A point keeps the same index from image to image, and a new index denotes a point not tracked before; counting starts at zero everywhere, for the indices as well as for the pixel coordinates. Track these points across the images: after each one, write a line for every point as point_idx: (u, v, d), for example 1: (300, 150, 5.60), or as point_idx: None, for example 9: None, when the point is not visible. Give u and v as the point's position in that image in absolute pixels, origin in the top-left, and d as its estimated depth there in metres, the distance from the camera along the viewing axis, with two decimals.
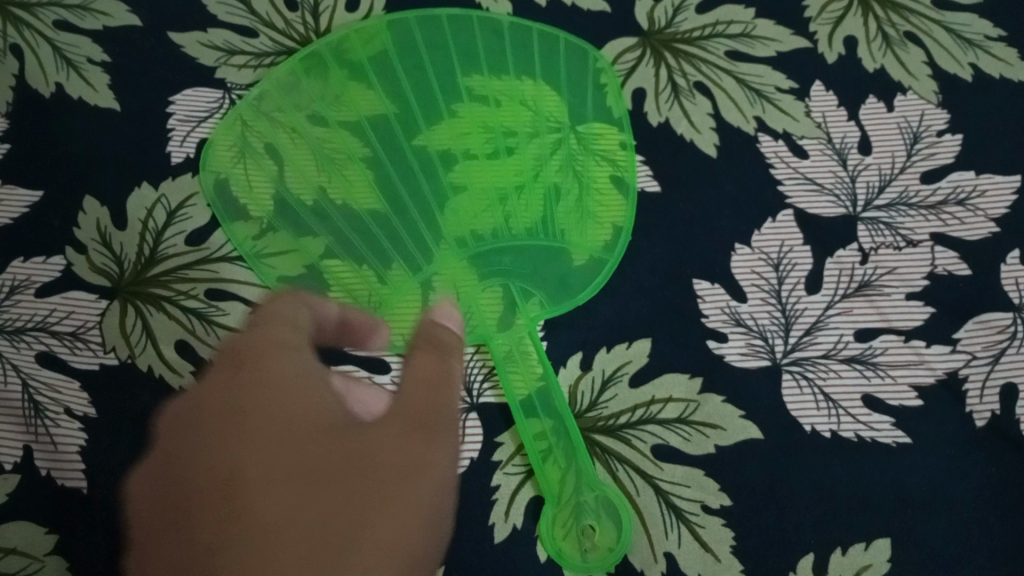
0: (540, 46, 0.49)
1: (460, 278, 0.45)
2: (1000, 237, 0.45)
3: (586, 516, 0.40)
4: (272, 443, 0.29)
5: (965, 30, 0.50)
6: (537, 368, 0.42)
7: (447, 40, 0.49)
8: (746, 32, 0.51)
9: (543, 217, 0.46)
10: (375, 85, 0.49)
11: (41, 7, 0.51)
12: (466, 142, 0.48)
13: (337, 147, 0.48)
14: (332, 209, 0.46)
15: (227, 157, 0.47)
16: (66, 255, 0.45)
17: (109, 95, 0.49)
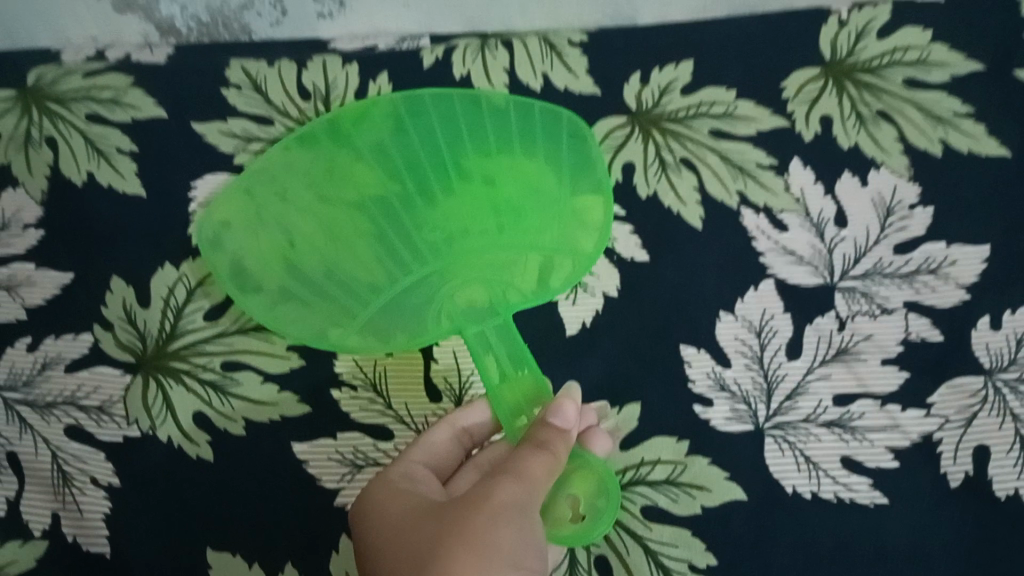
0: (514, 111, 0.51)
1: (437, 287, 0.48)
2: (970, 305, 0.48)
3: (568, 485, 0.41)
4: (411, 520, 0.38)
5: (935, 108, 0.54)
6: (525, 374, 0.44)
7: (423, 110, 0.52)
8: (728, 112, 0.55)
9: (525, 240, 0.48)
10: (356, 149, 0.51)
11: (74, 102, 0.56)
12: (452, 207, 0.50)
13: (321, 202, 0.50)
14: (326, 269, 0.49)
15: (234, 226, 0.50)
16: (94, 332, 0.48)
17: (135, 182, 0.53)
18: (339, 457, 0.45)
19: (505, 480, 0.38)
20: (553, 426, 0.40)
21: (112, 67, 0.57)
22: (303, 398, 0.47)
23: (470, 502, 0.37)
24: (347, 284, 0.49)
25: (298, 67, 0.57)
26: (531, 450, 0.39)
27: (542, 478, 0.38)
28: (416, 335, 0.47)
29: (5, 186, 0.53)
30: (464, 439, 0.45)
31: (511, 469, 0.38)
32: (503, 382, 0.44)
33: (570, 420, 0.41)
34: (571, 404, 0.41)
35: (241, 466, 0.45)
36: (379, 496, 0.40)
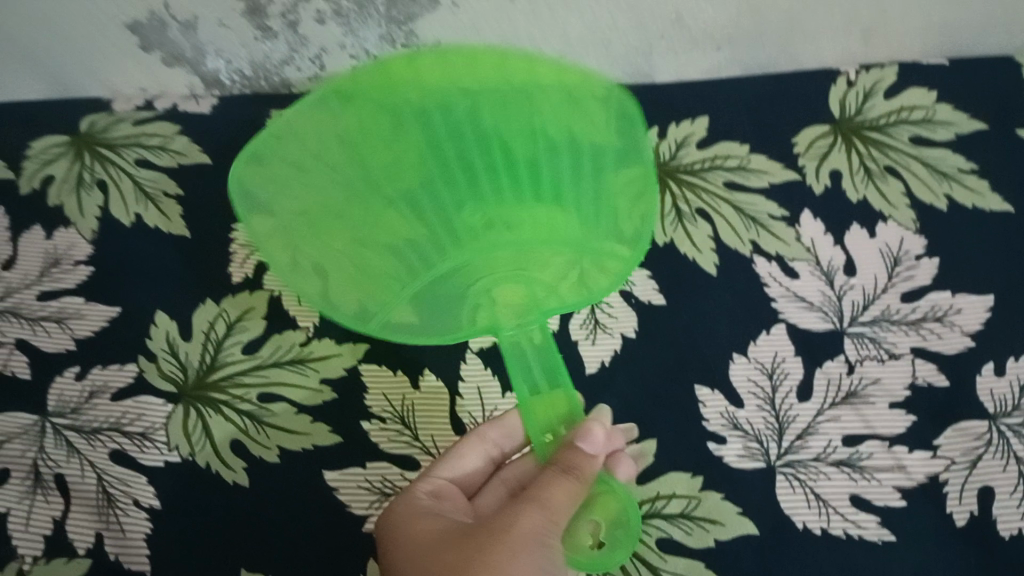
0: (571, 85, 0.46)
1: (469, 272, 0.50)
2: (974, 352, 0.50)
3: (591, 511, 0.43)
4: (436, 542, 0.40)
5: (941, 164, 0.56)
6: (558, 397, 0.46)
7: (475, 69, 0.47)
8: (742, 165, 0.58)
9: (561, 236, 0.50)
10: (400, 121, 0.49)
11: (125, 148, 0.59)
12: (496, 191, 0.51)
13: (362, 177, 0.50)
14: (363, 247, 0.50)
15: (255, 174, 0.47)
16: (139, 363, 0.51)
17: (180, 223, 0.56)
18: (368, 485, 0.47)
19: (530, 507, 0.40)
20: (580, 451, 0.42)
21: (161, 115, 0.61)
22: (334, 429, 0.49)
23: (495, 532, 0.39)
24: (383, 265, 0.50)
25: None
26: (555, 475, 0.41)
27: (564, 505, 0.40)
28: (447, 319, 0.50)
29: (58, 225, 0.57)
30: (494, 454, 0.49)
31: (536, 496, 0.40)
32: (536, 396, 0.46)
33: (598, 445, 0.42)
34: (600, 430, 0.42)
35: (275, 492, 0.47)
36: (402, 511, 0.43)
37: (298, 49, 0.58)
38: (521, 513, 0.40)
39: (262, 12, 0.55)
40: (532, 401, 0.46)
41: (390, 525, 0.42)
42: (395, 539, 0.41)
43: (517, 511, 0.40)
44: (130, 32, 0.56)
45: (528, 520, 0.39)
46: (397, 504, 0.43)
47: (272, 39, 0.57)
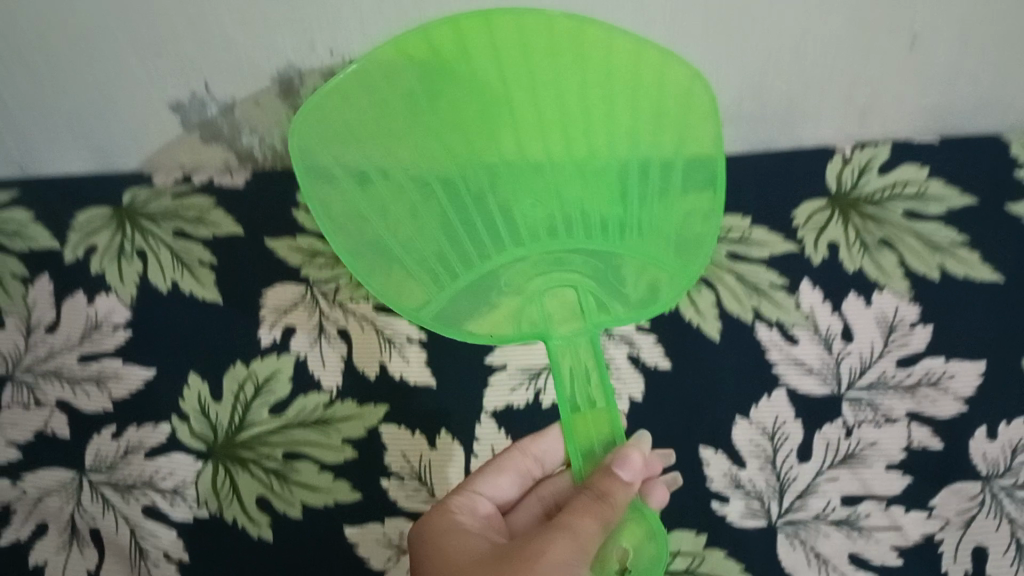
0: (647, 59, 0.47)
1: (520, 270, 0.52)
2: (967, 416, 0.52)
3: (621, 538, 0.44)
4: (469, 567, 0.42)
5: (934, 237, 0.59)
6: (601, 410, 0.48)
7: (557, 46, 0.47)
8: (743, 236, 0.60)
9: (622, 227, 0.52)
10: (473, 91, 0.49)
11: (163, 219, 0.63)
12: (562, 178, 0.52)
13: (431, 146, 0.50)
14: (417, 211, 0.51)
15: (336, 123, 0.48)
16: (172, 422, 0.55)
17: (214, 290, 0.60)
18: (386, 541, 0.51)
19: (559, 534, 0.41)
20: (618, 479, 0.43)
21: (198, 190, 0.65)
22: (354, 486, 0.52)
23: (524, 558, 0.40)
24: (451, 239, 0.52)
25: None
26: (590, 500, 0.42)
27: (595, 529, 0.41)
28: (498, 319, 0.52)
29: (100, 291, 0.61)
30: (534, 469, 0.51)
31: (567, 523, 0.41)
32: (577, 413, 0.48)
33: (634, 470, 0.44)
34: (637, 456, 0.44)
35: (297, 547, 0.51)
36: (441, 535, 0.45)
37: None
38: (551, 540, 0.40)
39: (295, 92, 0.60)
40: (574, 420, 0.48)
41: (428, 547, 0.44)
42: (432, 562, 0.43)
43: (547, 538, 0.41)
44: (172, 111, 0.61)
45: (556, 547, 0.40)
46: (436, 525, 0.45)
47: None
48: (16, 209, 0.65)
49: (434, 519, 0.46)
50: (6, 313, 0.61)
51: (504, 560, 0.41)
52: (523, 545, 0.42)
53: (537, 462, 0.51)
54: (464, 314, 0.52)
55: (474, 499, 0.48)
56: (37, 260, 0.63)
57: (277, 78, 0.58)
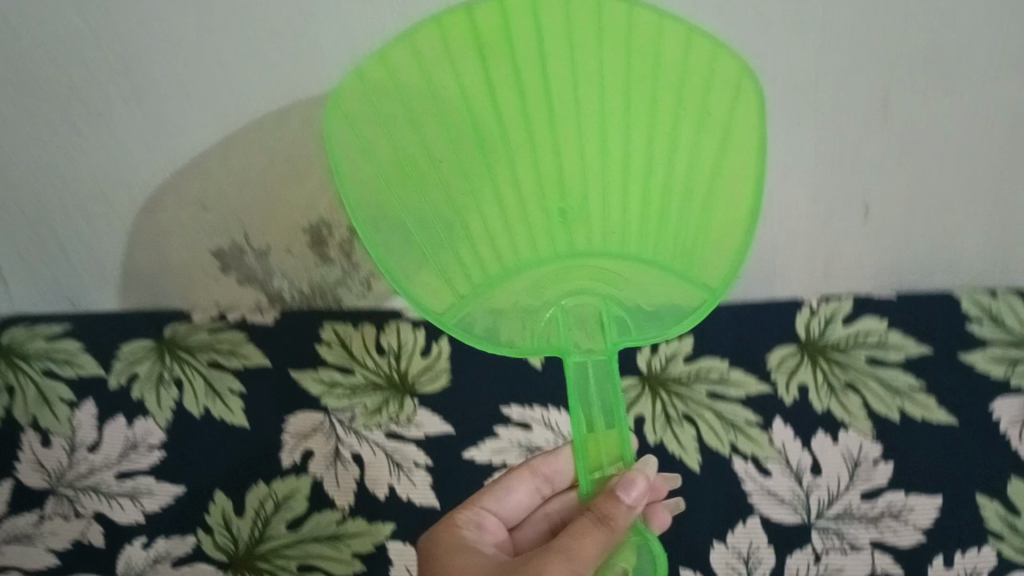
0: (692, 57, 0.46)
1: (546, 278, 0.51)
2: (924, 545, 0.58)
3: (620, 558, 0.47)
4: None
5: (895, 381, 0.65)
6: (611, 421, 0.49)
7: (606, 35, 0.46)
8: (722, 376, 0.67)
9: (656, 230, 0.51)
10: (516, 83, 0.47)
11: (200, 350, 0.70)
12: (597, 167, 0.50)
13: (467, 122, 0.48)
14: (445, 196, 0.50)
15: (367, 104, 0.47)
16: (197, 534, 0.61)
17: (242, 416, 0.67)
18: None
19: (557, 557, 0.46)
20: (620, 502, 0.46)
21: (232, 325, 0.72)
22: None
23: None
24: (486, 226, 0.51)
25: (377, 330, 0.70)
26: (590, 524, 0.46)
27: (591, 554, 0.45)
28: (523, 322, 0.52)
29: (138, 415, 0.67)
30: (543, 486, 0.58)
31: (565, 547, 0.46)
32: (590, 432, 0.49)
33: (637, 495, 0.47)
34: (640, 481, 0.47)
35: None
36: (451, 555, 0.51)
37: (350, 272, 0.71)
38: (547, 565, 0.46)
39: (324, 242, 0.69)
40: (588, 438, 0.49)
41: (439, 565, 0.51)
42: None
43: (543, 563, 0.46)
44: (215, 258, 0.71)
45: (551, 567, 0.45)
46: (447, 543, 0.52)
47: (329, 264, 0.70)
48: (70, 339, 0.72)
49: (446, 539, 0.53)
50: (52, 435, 0.67)
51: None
52: (521, 566, 0.48)
53: (548, 481, 0.58)
54: (490, 314, 0.52)
55: (485, 515, 0.55)
56: (82, 386, 0.69)
57: (310, 230, 0.68)
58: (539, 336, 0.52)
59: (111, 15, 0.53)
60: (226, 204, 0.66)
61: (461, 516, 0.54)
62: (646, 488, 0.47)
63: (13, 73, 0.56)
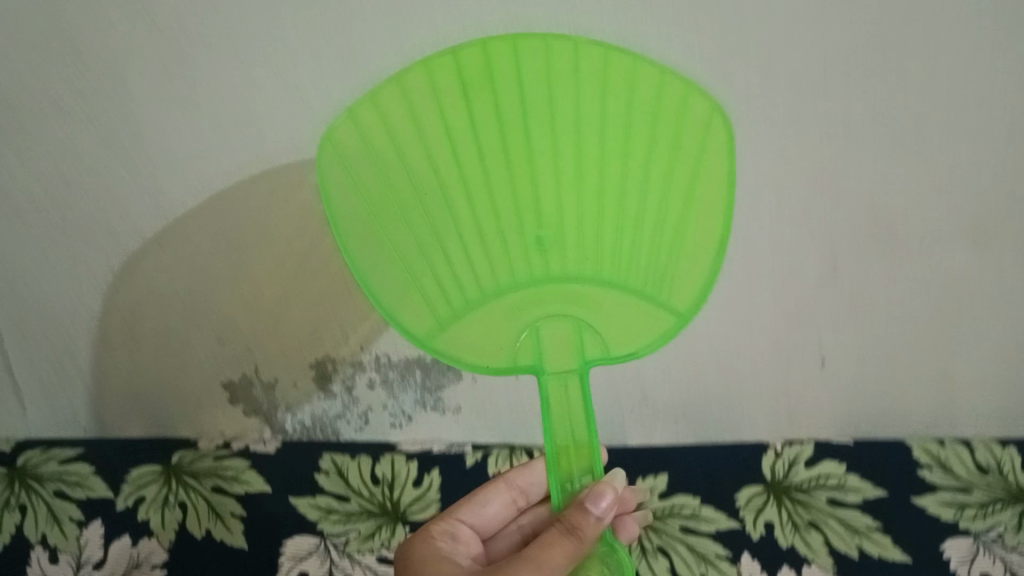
0: (666, 94, 0.45)
1: (520, 305, 0.49)
2: None
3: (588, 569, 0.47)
4: None
5: (853, 522, 0.70)
6: (583, 439, 0.47)
7: (582, 75, 0.46)
8: (694, 512, 0.72)
9: (623, 258, 0.49)
10: (491, 108, 0.46)
11: (205, 476, 0.75)
12: (571, 190, 0.48)
13: (444, 140, 0.47)
14: (420, 220, 0.49)
15: (352, 146, 0.46)
16: None
17: (240, 537, 0.71)
18: None
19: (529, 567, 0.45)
20: (589, 513, 0.45)
21: (236, 454, 0.77)
22: None
23: None
24: (460, 237, 0.49)
25: (373, 461, 0.76)
26: (559, 535, 0.45)
27: (560, 565, 0.45)
28: (497, 351, 0.50)
29: (142, 534, 0.72)
30: (518, 496, 0.60)
31: (534, 558, 0.45)
32: (561, 450, 0.47)
33: (606, 508, 0.45)
34: (609, 494, 0.45)
35: None
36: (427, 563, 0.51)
37: (350, 405, 0.77)
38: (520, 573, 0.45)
39: (329, 376, 0.75)
40: (559, 453, 0.47)
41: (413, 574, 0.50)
42: None
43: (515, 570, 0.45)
44: (225, 389, 0.77)
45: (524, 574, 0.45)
46: (422, 550, 0.52)
47: (331, 398, 0.77)
48: (79, 463, 0.77)
49: (421, 549, 0.52)
50: (60, 551, 0.71)
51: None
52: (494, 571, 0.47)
53: (522, 492, 0.60)
54: (465, 343, 0.50)
55: (459, 525, 0.55)
56: (92, 506, 0.73)
57: (317, 364, 0.74)
58: (512, 355, 0.49)
59: (163, 176, 0.63)
60: (239, 340, 0.73)
61: (435, 527, 0.54)
62: (615, 498, 0.46)
63: (76, 217, 0.67)
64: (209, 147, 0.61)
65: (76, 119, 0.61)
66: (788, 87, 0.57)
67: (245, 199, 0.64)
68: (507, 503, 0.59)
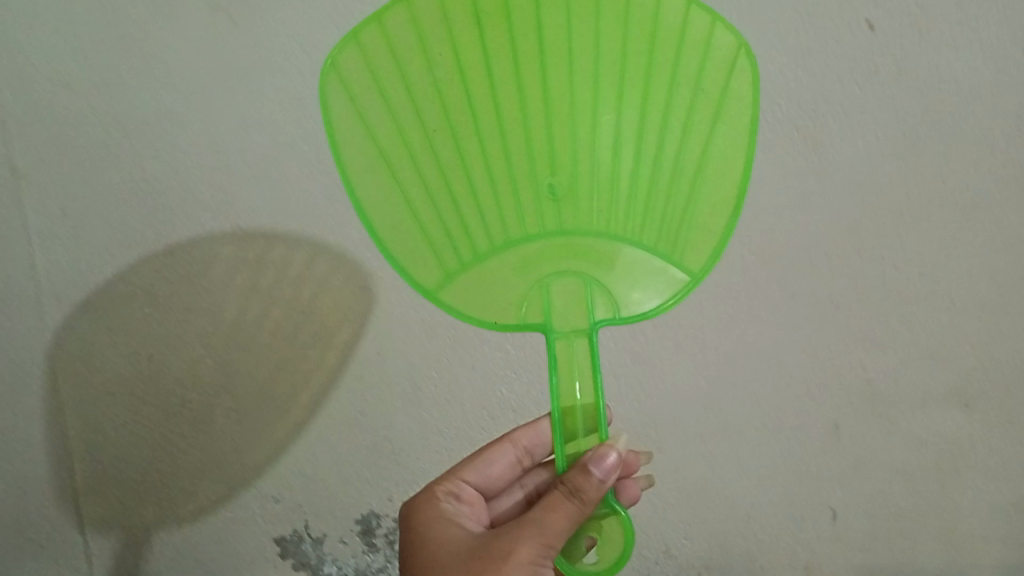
0: (691, 22, 0.47)
1: (530, 259, 0.49)
2: None
3: (592, 528, 0.48)
4: (454, 557, 0.51)
5: None
6: (588, 395, 0.48)
7: (601, 20, 0.47)
8: None
9: (637, 216, 0.49)
10: (510, 42, 0.48)
11: None
12: (585, 141, 0.49)
13: (460, 87, 0.48)
14: (429, 167, 0.49)
15: (361, 82, 0.47)
16: None
17: None
18: None
19: (529, 533, 0.47)
20: (591, 476, 0.46)
21: None
22: None
23: (494, 552, 0.48)
24: (470, 186, 0.49)
25: None
26: (562, 499, 0.46)
27: (559, 529, 0.46)
28: (505, 308, 0.49)
29: None
30: (524, 456, 0.63)
31: (535, 521, 0.47)
32: (566, 407, 0.48)
33: (608, 470, 0.46)
34: (611, 457, 0.46)
35: None
36: (430, 525, 0.55)
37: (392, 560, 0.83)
38: (520, 536, 0.47)
39: (372, 531, 0.83)
40: (563, 409, 0.48)
41: (419, 535, 0.55)
42: (428, 547, 0.53)
43: (514, 533, 0.48)
44: (277, 544, 0.85)
45: (520, 533, 0.47)
46: (423, 511, 0.57)
47: (375, 552, 0.83)
48: None
49: (424, 508, 0.57)
50: None
51: (482, 547, 0.49)
52: (496, 535, 0.49)
53: (529, 453, 0.63)
54: (471, 298, 0.49)
55: (462, 485, 0.60)
56: None
57: (362, 520, 0.82)
58: (519, 309, 0.49)
59: (257, 357, 0.78)
60: (292, 495, 0.83)
61: (437, 488, 0.59)
62: (620, 462, 0.46)
63: (168, 406, 0.81)
64: (300, 331, 0.77)
65: (173, 306, 0.78)
66: (776, 280, 0.69)
67: (315, 364, 0.78)
68: (512, 463, 0.62)
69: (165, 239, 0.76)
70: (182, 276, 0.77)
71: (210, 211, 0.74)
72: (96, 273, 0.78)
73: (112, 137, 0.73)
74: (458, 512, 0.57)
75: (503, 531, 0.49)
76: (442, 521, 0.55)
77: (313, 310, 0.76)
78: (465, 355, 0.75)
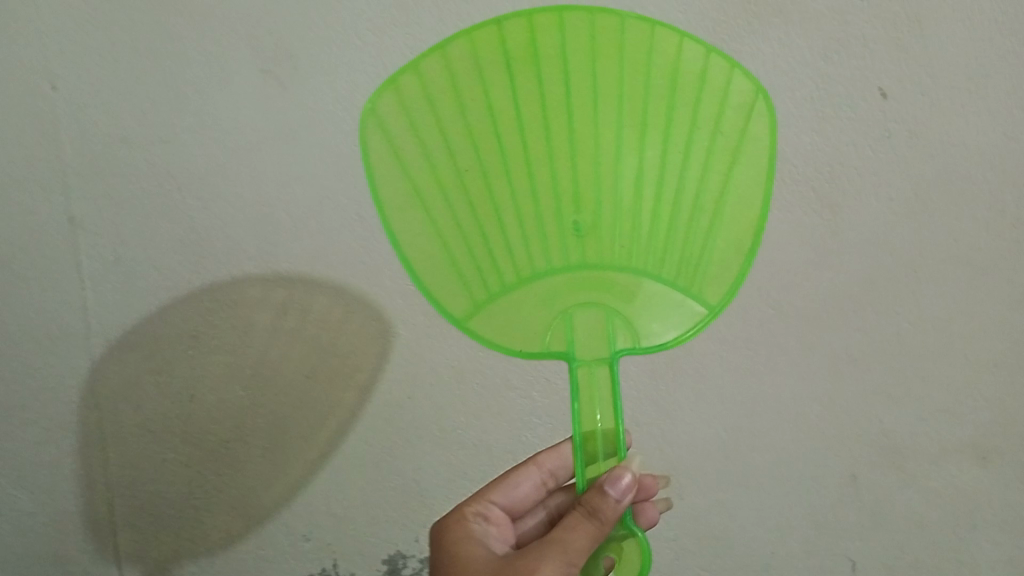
0: (710, 71, 0.51)
1: (554, 291, 0.52)
2: None
3: (609, 548, 0.51)
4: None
5: None
6: (609, 421, 0.50)
7: (624, 66, 0.51)
8: None
9: (658, 251, 0.52)
10: (537, 87, 0.51)
11: None
12: (609, 179, 0.52)
13: (489, 127, 0.51)
14: (458, 203, 0.52)
15: (396, 121, 0.50)
16: None
17: None
18: None
19: (553, 551, 0.49)
20: (607, 497, 0.48)
21: None
22: None
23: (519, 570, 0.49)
24: (498, 220, 0.52)
25: None
26: (582, 518, 0.48)
27: (581, 545, 0.48)
28: (529, 336, 0.52)
29: None
30: (547, 479, 0.65)
31: (559, 538, 0.49)
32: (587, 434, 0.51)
33: (624, 489, 0.48)
34: (626, 478, 0.49)
35: None
36: (459, 545, 0.57)
37: None
38: (544, 555, 0.49)
39: (397, 571, 0.85)
40: (584, 433, 0.51)
41: (448, 553, 0.57)
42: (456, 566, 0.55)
43: (538, 552, 0.50)
44: None
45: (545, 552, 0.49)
46: (453, 531, 0.59)
47: None
48: None
49: (454, 529, 0.59)
50: None
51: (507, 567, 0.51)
52: (520, 556, 0.51)
53: (552, 475, 0.65)
54: (498, 327, 0.52)
55: (490, 505, 0.62)
56: None
57: (387, 560, 0.84)
58: (542, 338, 0.51)
59: (291, 399, 0.81)
60: (321, 534, 0.85)
61: (466, 509, 0.61)
62: (636, 482, 0.49)
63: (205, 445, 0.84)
64: (335, 374, 0.80)
65: (216, 348, 0.81)
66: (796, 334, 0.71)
67: (349, 407, 0.81)
68: (538, 484, 0.64)
69: (208, 282, 0.79)
70: (224, 319, 0.80)
71: (253, 258, 0.78)
72: (143, 314, 0.82)
73: (165, 187, 0.78)
74: (486, 533, 0.59)
75: (526, 552, 0.51)
76: (470, 543, 0.57)
77: (348, 353, 0.79)
78: (492, 401, 0.78)
